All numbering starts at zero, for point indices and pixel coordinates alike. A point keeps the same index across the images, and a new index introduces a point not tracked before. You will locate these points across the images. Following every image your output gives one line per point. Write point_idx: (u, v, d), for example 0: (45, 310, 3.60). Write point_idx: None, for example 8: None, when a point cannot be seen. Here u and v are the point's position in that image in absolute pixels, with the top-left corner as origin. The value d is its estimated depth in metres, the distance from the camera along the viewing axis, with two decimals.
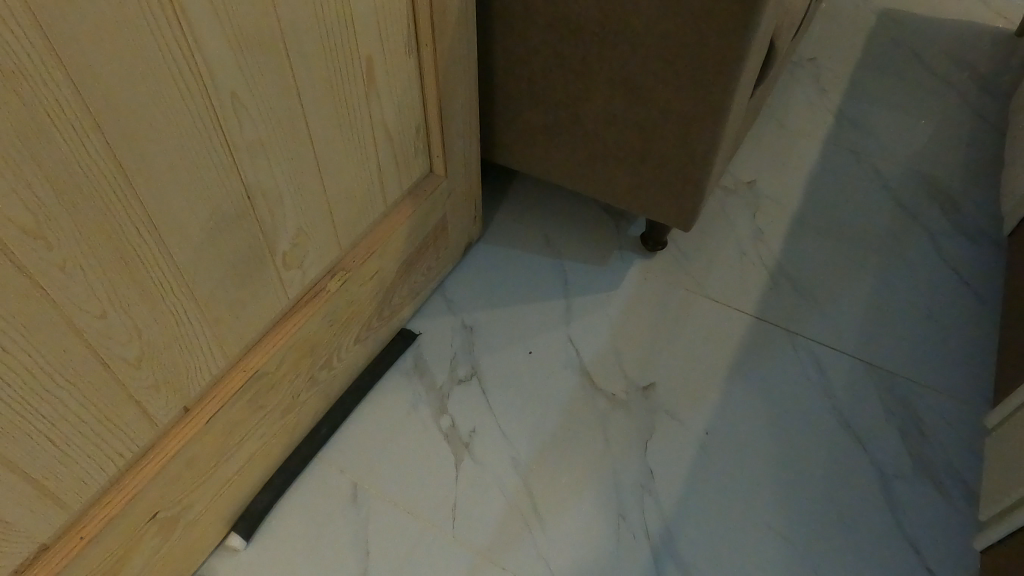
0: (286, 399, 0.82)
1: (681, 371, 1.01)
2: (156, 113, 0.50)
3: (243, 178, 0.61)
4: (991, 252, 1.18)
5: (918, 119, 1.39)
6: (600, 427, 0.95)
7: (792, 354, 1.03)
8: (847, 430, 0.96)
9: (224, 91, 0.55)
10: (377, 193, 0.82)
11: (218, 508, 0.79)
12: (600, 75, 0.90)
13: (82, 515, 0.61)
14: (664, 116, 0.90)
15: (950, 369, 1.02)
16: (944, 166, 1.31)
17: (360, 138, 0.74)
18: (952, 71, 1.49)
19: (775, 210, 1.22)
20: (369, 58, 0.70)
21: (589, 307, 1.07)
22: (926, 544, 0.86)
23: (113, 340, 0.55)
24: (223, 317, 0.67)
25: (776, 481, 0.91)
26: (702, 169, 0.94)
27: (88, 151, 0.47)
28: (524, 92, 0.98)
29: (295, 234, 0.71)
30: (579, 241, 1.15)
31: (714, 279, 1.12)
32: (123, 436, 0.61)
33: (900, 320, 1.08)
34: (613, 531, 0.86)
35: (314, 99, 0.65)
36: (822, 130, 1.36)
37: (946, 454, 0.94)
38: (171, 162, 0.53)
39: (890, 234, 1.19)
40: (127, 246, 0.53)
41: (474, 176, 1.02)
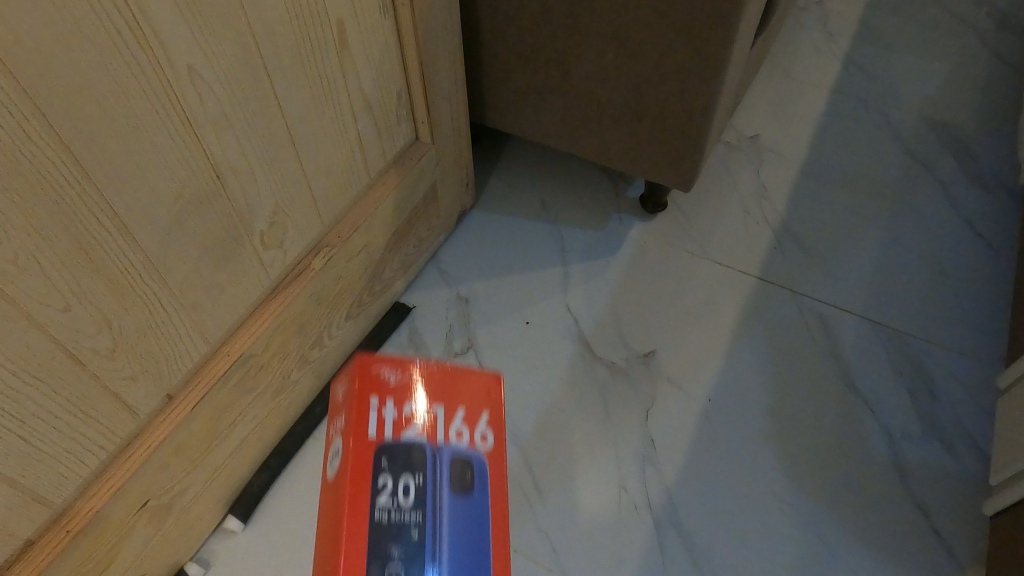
0: (276, 380, 0.80)
1: (681, 338, 0.98)
2: (106, 93, 0.47)
3: (211, 158, 0.58)
4: (1004, 202, 1.13)
5: (930, 62, 1.32)
6: (600, 397, 0.92)
7: (796, 316, 1.00)
8: (854, 393, 0.93)
9: (180, 65, 0.51)
10: (358, 163, 0.79)
11: (213, 493, 0.78)
12: (591, 31, 0.85)
13: (67, 509, 0.60)
14: (659, 73, 0.85)
15: (961, 326, 0.99)
16: (959, 111, 1.25)
17: (335, 108, 0.70)
18: (966, 10, 1.42)
19: (779, 165, 1.17)
20: (341, 21, 0.65)
21: (586, 274, 1.04)
22: (933, 506, 0.85)
23: (80, 333, 0.53)
24: (200, 303, 0.64)
25: (780, 447, 0.89)
26: (700, 129, 0.90)
27: (32, 139, 0.44)
28: (511, 50, 0.93)
29: (273, 212, 0.68)
30: (575, 205, 1.11)
31: (718, 241, 1.08)
32: (103, 428, 0.60)
33: (909, 276, 1.04)
34: (615, 502, 0.85)
35: (280, 69, 0.61)
36: (828, 77, 1.30)
37: (955, 413, 0.92)
38: (128, 144, 0.50)
39: (901, 187, 1.14)
40: (87, 236, 0.50)
41: (461, 141, 0.98)
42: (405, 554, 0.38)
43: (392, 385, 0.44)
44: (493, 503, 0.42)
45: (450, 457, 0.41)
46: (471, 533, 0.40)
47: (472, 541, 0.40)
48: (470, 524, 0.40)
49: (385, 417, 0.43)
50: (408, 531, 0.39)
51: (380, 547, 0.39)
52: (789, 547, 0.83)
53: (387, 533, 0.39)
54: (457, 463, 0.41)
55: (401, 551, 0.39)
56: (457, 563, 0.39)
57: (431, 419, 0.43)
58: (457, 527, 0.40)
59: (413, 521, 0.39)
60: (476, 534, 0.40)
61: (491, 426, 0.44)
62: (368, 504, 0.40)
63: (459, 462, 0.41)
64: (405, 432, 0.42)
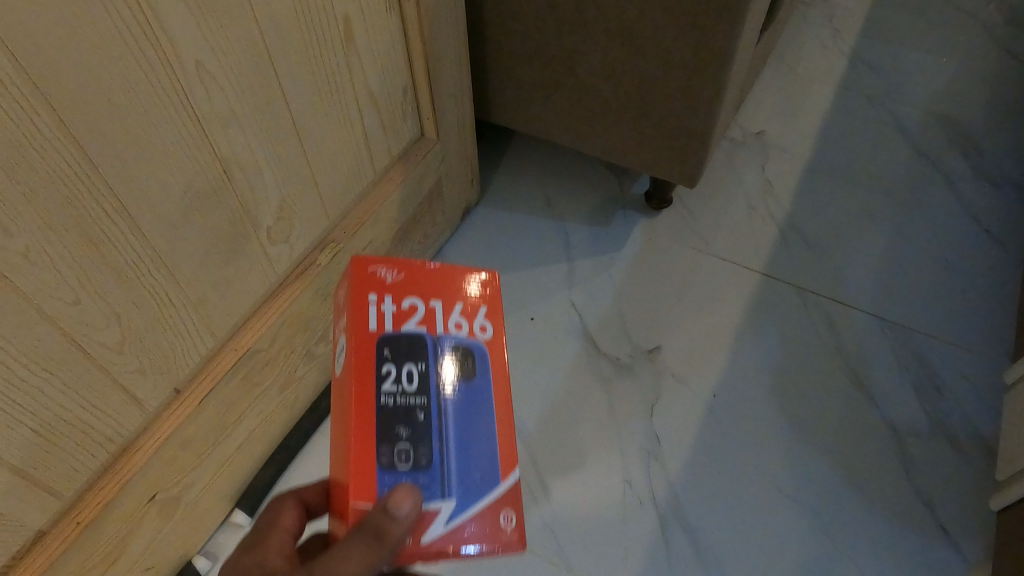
0: (282, 375, 0.81)
1: (686, 334, 0.98)
2: (115, 88, 0.47)
3: (218, 153, 0.58)
4: (1012, 198, 1.13)
5: (937, 58, 1.32)
6: (606, 392, 0.93)
7: (801, 312, 1.00)
8: (860, 390, 0.93)
9: (187, 60, 0.51)
10: (364, 159, 0.79)
11: (220, 487, 0.79)
12: (596, 27, 0.85)
13: (76, 502, 0.60)
14: (665, 68, 0.86)
15: (968, 322, 0.99)
16: (966, 107, 1.24)
17: (341, 104, 0.71)
18: (973, 5, 1.41)
19: (785, 162, 1.17)
20: (347, 17, 0.65)
21: (591, 270, 1.04)
22: (939, 502, 0.85)
23: (89, 327, 0.54)
24: (208, 297, 0.65)
25: (785, 442, 0.89)
26: (706, 125, 0.90)
27: (41, 132, 0.44)
28: (516, 47, 0.93)
29: (279, 207, 0.69)
30: (580, 202, 1.12)
31: (723, 237, 1.08)
32: (112, 421, 0.60)
33: (915, 272, 1.04)
34: (620, 497, 0.85)
35: (286, 64, 0.61)
36: (834, 73, 1.29)
37: (962, 409, 0.92)
38: (136, 139, 0.50)
39: (907, 183, 1.14)
40: (96, 230, 0.51)
41: (466, 138, 0.98)
42: (413, 432, 0.42)
43: (391, 284, 0.46)
44: (498, 395, 0.45)
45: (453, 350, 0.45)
46: (473, 421, 0.43)
47: (476, 422, 0.43)
48: (472, 409, 0.44)
49: (386, 311, 0.45)
50: (415, 410, 0.43)
51: (390, 427, 0.42)
52: (794, 542, 0.83)
53: (395, 414, 0.42)
54: (458, 353, 0.45)
55: (407, 436, 0.42)
56: (462, 448, 0.43)
57: (431, 311, 0.46)
58: (460, 413, 0.43)
59: (418, 405, 0.43)
60: (481, 413, 0.44)
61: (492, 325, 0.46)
62: (374, 393, 0.43)
63: (461, 353, 0.45)
64: (408, 326, 0.45)
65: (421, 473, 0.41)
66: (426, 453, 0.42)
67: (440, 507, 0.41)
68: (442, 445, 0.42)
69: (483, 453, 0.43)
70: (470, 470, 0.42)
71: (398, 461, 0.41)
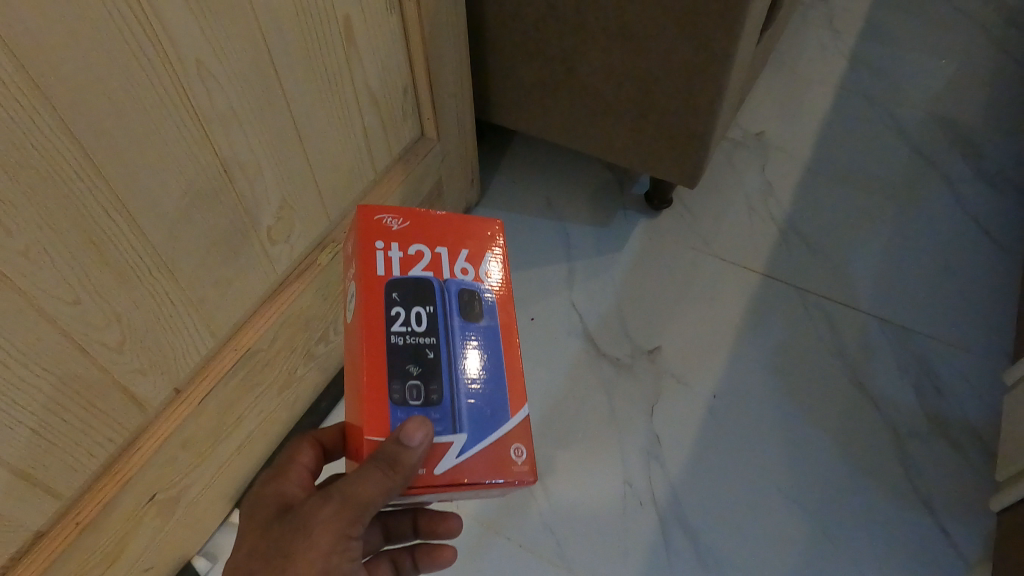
0: (282, 375, 0.81)
1: (686, 334, 0.98)
2: (115, 86, 0.47)
3: (219, 153, 0.58)
4: (1012, 199, 1.13)
5: (937, 59, 1.32)
6: (606, 392, 0.93)
7: (801, 312, 1.00)
8: (860, 390, 0.93)
9: (188, 59, 0.51)
10: (364, 159, 0.79)
11: (219, 487, 0.79)
12: (596, 28, 0.85)
13: (76, 502, 0.60)
14: (665, 69, 0.86)
15: (968, 324, 0.99)
16: (966, 108, 1.24)
17: (341, 104, 0.71)
18: (973, 7, 1.41)
19: (785, 162, 1.17)
20: (347, 17, 0.65)
21: (592, 270, 1.04)
22: (939, 503, 0.85)
23: (89, 327, 0.53)
24: (208, 297, 0.65)
25: (785, 442, 0.89)
26: (706, 125, 0.90)
27: (43, 131, 0.44)
28: (516, 47, 0.93)
29: (279, 207, 0.69)
30: (580, 202, 1.12)
31: (723, 238, 1.08)
32: (112, 421, 0.60)
33: (915, 273, 1.04)
34: (620, 497, 0.85)
35: (287, 64, 0.61)
36: (834, 74, 1.29)
37: (962, 410, 0.92)
38: (137, 138, 0.50)
39: (907, 183, 1.14)
40: (97, 229, 0.51)
41: (466, 137, 0.98)
42: (423, 368, 0.46)
43: (397, 233, 0.50)
44: (502, 338, 0.49)
45: (460, 296, 0.49)
46: (481, 356, 0.48)
47: (483, 357, 0.48)
48: (478, 350, 0.48)
49: (393, 259, 0.49)
50: (425, 349, 0.47)
51: (401, 364, 0.46)
52: (794, 543, 0.83)
53: (406, 351, 0.46)
54: (464, 296, 0.49)
55: (417, 374, 0.46)
56: (471, 387, 0.47)
57: (437, 258, 0.50)
58: (468, 354, 0.48)
59: (427, 345, 0.47)
60: (486, 350, 0.48)
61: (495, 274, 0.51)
62: (385, 332, 0.46)
63: (468, 299, 0.49)
64: (415, 272, 0.49)
65: (432, 408, 0.45)
66: (437, 390, 0.46)
67: (452, 441, 0.45)
68: (452, 383, 0.46)
69: (491, 391, 0.47)
70: (479, 407, 0.47)
71: (410, 398, 0.45)
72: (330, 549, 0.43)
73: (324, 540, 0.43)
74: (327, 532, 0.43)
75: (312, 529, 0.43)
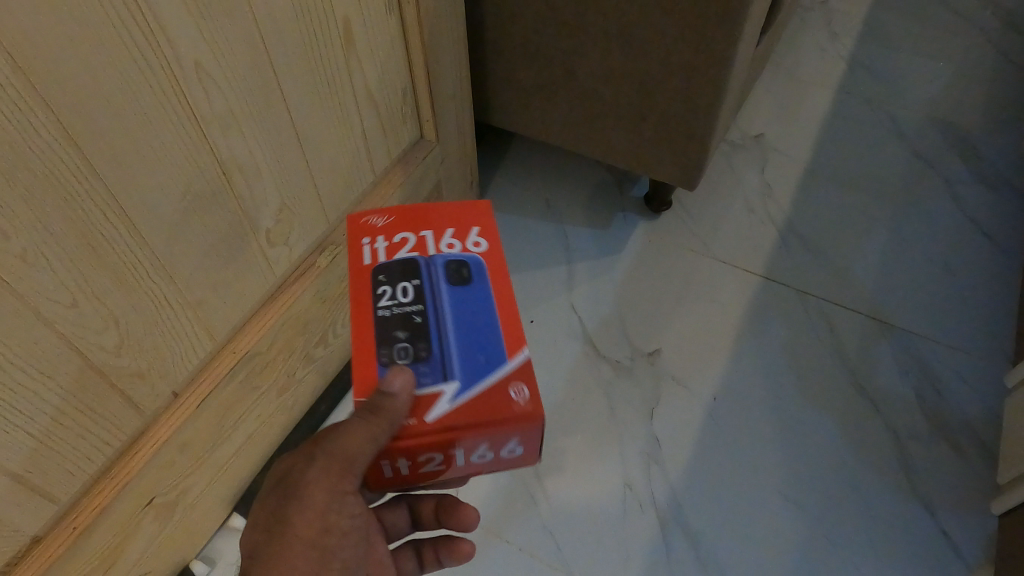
0: (281, 378, 0.80)
1: (686, 336, 0.98)
2: (113, 88, 0.47)
3: (217, 155, 0.58)
4: (1011, 202, 1.13)
5: (935, 61, 1.32)
6: (605, 395, 0.92)
7: (801, 314, 1.00)
8: (860, 392, 0.93)
9: (186, 61, 0.51)
10: (363, 161, 0.79)
11: (217, 490, 0.78)
12: (595, 30, 0.85)
13: (72, 507, 0.60)
14: (665, 71, 0.85)
15: (968, 326, 0.99)
16: (965, 110, 1.25)
17: (340, 106, 0.70)
18: (970, 10, 1.42)
19: (784, 164, 1.17)
20: (347, 19, 0.65)
21: (591, 272, 1.04)
22: (940, 505, 0.85)
23: (87, 330, 0.53)
24: (207, 300, 0.64)
25: (784, 446, 0.89)
26: (706, 127, 0.90)
27: (40, 134, 0.44)
28: (515, 48, 0.93)
29: (278, 209, 0.68)
30: (579, 204, 1.11)
31: (722, 239, 1.08)
32: (109, 425, 0.60)
33: (914, 275, 1.04)
34: (620, 499, 0.85)
35: (286, 67, 0.61)
36: (833, 77, 1.29)
37: (963, 412, 0.92)
38: (135, 140, 0.50)
39: (906, 186, 1.14)
40: (94, 232, 0.50)
41: (465, 139, 0.98)
42: (411, 333, 0.46)
43: (382, 226, 0.51)
44: (494, 296, 0.48)
45: (446, 266, 0.49)
46: (474, 314, 0.47)
47: (475, 316, 0.47)
48: (471, 308, 0.48)
49: (379, 247, 0.50)
50: (413, 317, 0.47)
51: (389, 335, 0.46)
52: (795, 547, 0.82)
53: (393, 323, 0.47)
54: (453, 265, 0.49)
55: (405, 337, 0.46)
56: (463, 341, 0.46)
57: (422, 241, 0.51)
58: (459, 313, 0.47)
59: (415, 312, 0.47)
60: (479, 309, 0.48)
61: (484, 242, 0.51)
62: (372, 308, 0.47)
63: (456, 266, 0.49)
64: (402, 255, 0.50)
65: (422, 364, 0.45)
66: (426, 347, 0.46)
67: (443, 390, 0.45)
68: (442, 340, 0.46)
69: (483, 341, 0.46)
70: (473, 356, 0.46)
71: (399, 360, 0.46)
72: (324, 507, 0.46)
73: (316, 499, 0.46)
74: (321, 490, 0.46)
75: (308, 489, 0.46)
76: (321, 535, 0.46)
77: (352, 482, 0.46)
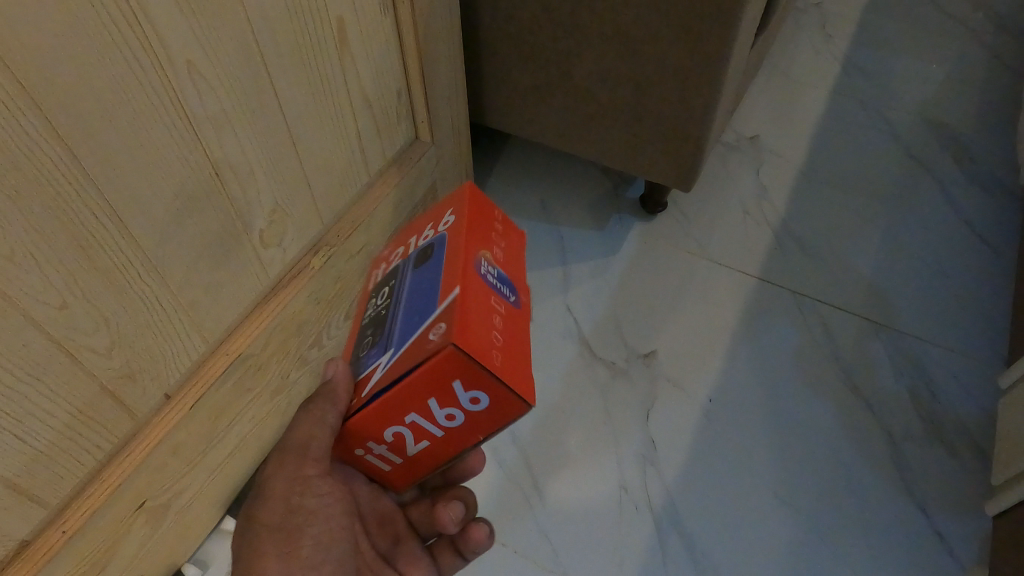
0: (275, 379, 0.80)
1: (682, 338, 0.98)
2: (105, 87, 0.46)
3: (210, 155, 0.57)
4: (1005, 204, 1.14)
5: (929, 64, 1.33)
6: (601, 397, 0.92)
7: (796, 316, 1.00)
8: (855, 394, 0.93)
9: (179, 60, 0.50)
10: (358, 162, 0.78)
11: (210, 493, 0.78)
12: (591, 30, 0.85)
13: (63, 510, 0.59)
14: (660, 72, 0.85)
15: (962, 328, 0.99)
16: (958, 113, 1.25)
17: (335, 106, 0.70)
18: (964, 13, 1.42)
19: (779, 166, 1.17)
20: (341, 18, 0.65)
21: (587, 274, 1.04)
22: (935, 506, 0.85)
23: (78, 332, 0.53)
24: (199, 302, 0.64)
25: (780, 448, 0.89)
26: (701, 128, 0.90)
27: (28, 131, 0.43)
28: (511, 49, 0.93)
29: (272, 210, 0.68)
30: (574, 206, 1.11)
31: (717, 241, 1.08)
32: (99, 428, 0.59)
33: (908, 277, 1.04)
34: (615, 501, 0.85)
35: (279, 66, 0.60)
36: (827, 78, 1.30)
37: (957, 414, 0.92)
38: (126, 140, 0.49)
39: (901, 188, 1.14)
40: (85, 232, 0.50)
41: (461, 140, 0.98)
42: (377, 330, 0.43)
43: (393, 248, 0.49)
44: (447, 252, 0.40)
45: (419, 253, 0.43)
46: (425, 283, 0.40)
47: (426, 285, 0.40)
48: (425, 279, 0.40)
49: (383, 267, 0.48)
50: (382, 315, 0.43)
51: (367, 342, 0.44)
52: (791, 549, 0.82)
53: (371, 330, 0.44)
54: (423, 250, 0.43)
55: (373, 335, 0.43)
56: (408, 311, 0.40)
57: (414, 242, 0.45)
58: (414, 289, 0.41)
59: (384, 309, 0.43)
60: (433, 276, 0.40)
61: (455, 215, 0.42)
62: (361, 323, 0.46)
63: (425, 250, 0.42)
64: (393, 266, 0.46)
65: (374, 350, 0.43)
66: (382, 335, 0.42)
67: (382, 364, 0.40)
68: (395, 322, 0.41)
69: (424, 302, 0.39)
70: (411, 322, 0.39)
71: (364, 356, 0.44)
72: (287, 491, 0.49)
73: (278, 486, 0.49)
74: (282, 477, 0.49)
75: (272, 478, 0.50)
76: (287, 517, 0.49)
77: (312, 464, 0.48)
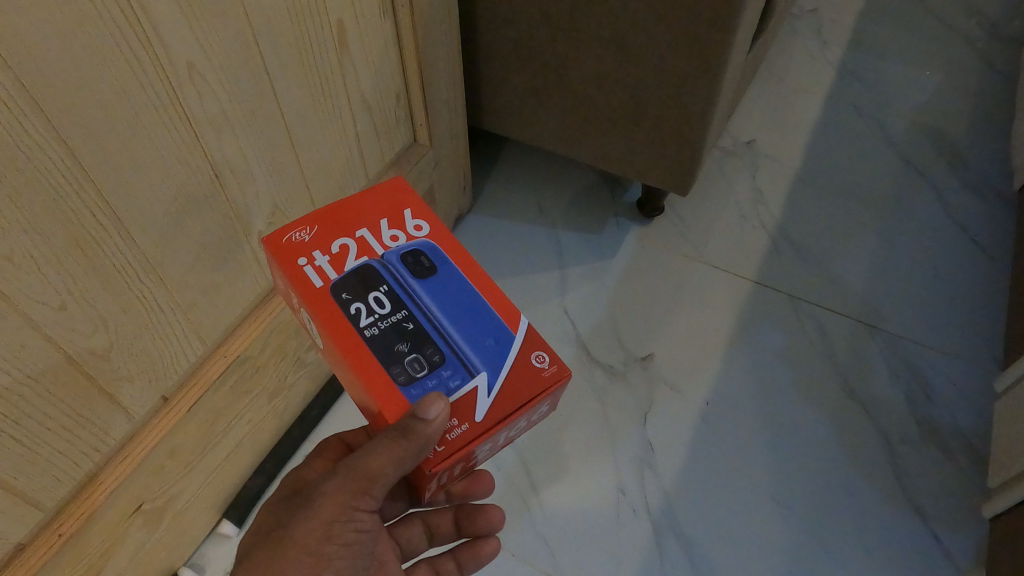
0: (273, 382, 0.80)
1: (679, 340, 0.98)
2: (105, 86, 0.46)
3: (210, 156, 0.57)
4: (998, 208, 1.14)
5: (923, 69, 1.34)
6: (598, 400, 0.92)
7: (792, 319, 1.00)
8: (851, 397, 0.94)
9: (179, 61, 0.50)
10: (356, 164, 0.78)
11: (206, 496, 0.77)
12: (589, 34, 0.85)
13: (59, 513, 0.59)
14: (657, 76, 0.86)
15: (957, 331, 1.00)
16: (952, 118, 1.26)
17: (334, 108, 0.70)
18: (956, 20, 1.44)
19: (775, 170, 1.18)
20: (341, 20, 0.65)
21: (584, 278, 1.04)
22: (930, 508, 0.85)
23: (76, 333, 0.52)
24: (197, 303, 0.64)
25: (776, 448, 0.89)
26: (698, 132, 0.90)
27: (27, 130, 0.43)
28: (509, 52, 0.93)
29: (271, 212, 0.68)
30: (572, 209, 1.12)
31: (714, 245, 1.08)
32: (96, 430, 0.59)
33: (903, 280, 1.05)
34: (613, 506, 0.85)
35: (280, 68, 0.61)
36: (822, 84, 1.31)
37: (953, 416, 0.92)
38: (126, 141, 0.49)
39: (896, 192, 1.15)
40: (85, 233, 0.50)
41: (459, 143, 0.98)
42: (410, 346, 0.47)
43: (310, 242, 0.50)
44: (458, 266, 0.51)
45: (370, 272, 0.49)
46: (458, 297, 0.49)
47: (460, 297, 0.49)
48: (441, 288, 0.50)
49: (323, 265, 0.49)
50: (403, 329, 0.47)
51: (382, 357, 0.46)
52: (789, 552, 0.82)
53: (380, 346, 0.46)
54: (414, 255, 0.50)
55: (407, 348, 0.47)
56: (463, 330, 0.48)
57: (362, 241, 0.51)
58: (444, 304, 0.49)
59: (403, 319, 0.48)
60: (458, 284, 0.50)
61: (415, 216, 0.53)
62: (355, 330, 0.47)
63: (412, 257, 0.50)
64: (350, 264, 0.49)
65: (441, 368, 0.47)
66: (435, 350, 0.47)
67: (475, 384, 0.46)
68: (443, 335, 0.48)
69: (494, 330, 0.49)
70: (486, 347, 0.48)
71: (414, 371, 0.46)
72: (332, 518, 0.46)
73: (324, 511, 0.46)
74: (332, 502, 0.46)
75: (320, 501, 0.47)
76: (322, 543, 0.46)
77: (369, 498, 0.47)
